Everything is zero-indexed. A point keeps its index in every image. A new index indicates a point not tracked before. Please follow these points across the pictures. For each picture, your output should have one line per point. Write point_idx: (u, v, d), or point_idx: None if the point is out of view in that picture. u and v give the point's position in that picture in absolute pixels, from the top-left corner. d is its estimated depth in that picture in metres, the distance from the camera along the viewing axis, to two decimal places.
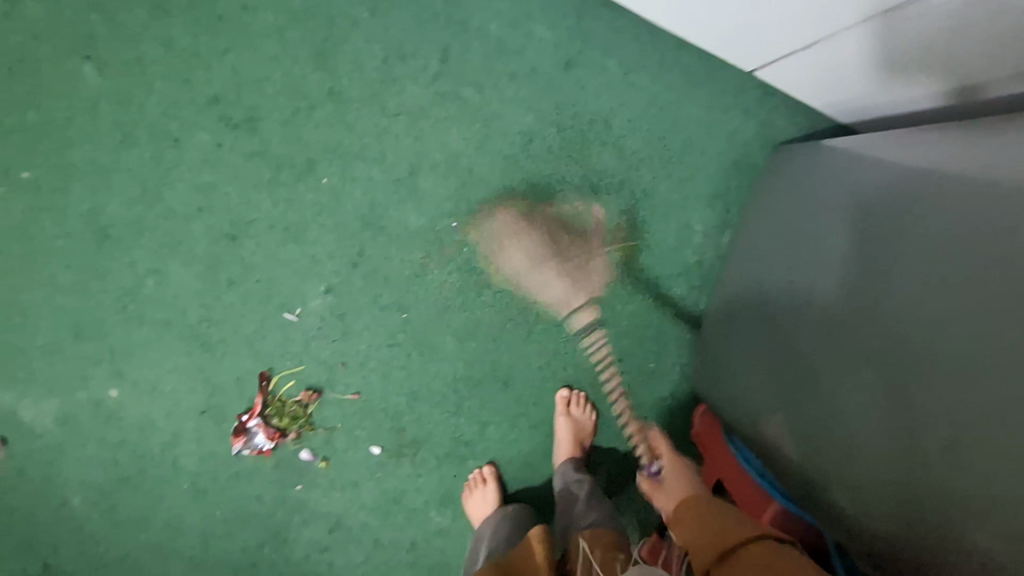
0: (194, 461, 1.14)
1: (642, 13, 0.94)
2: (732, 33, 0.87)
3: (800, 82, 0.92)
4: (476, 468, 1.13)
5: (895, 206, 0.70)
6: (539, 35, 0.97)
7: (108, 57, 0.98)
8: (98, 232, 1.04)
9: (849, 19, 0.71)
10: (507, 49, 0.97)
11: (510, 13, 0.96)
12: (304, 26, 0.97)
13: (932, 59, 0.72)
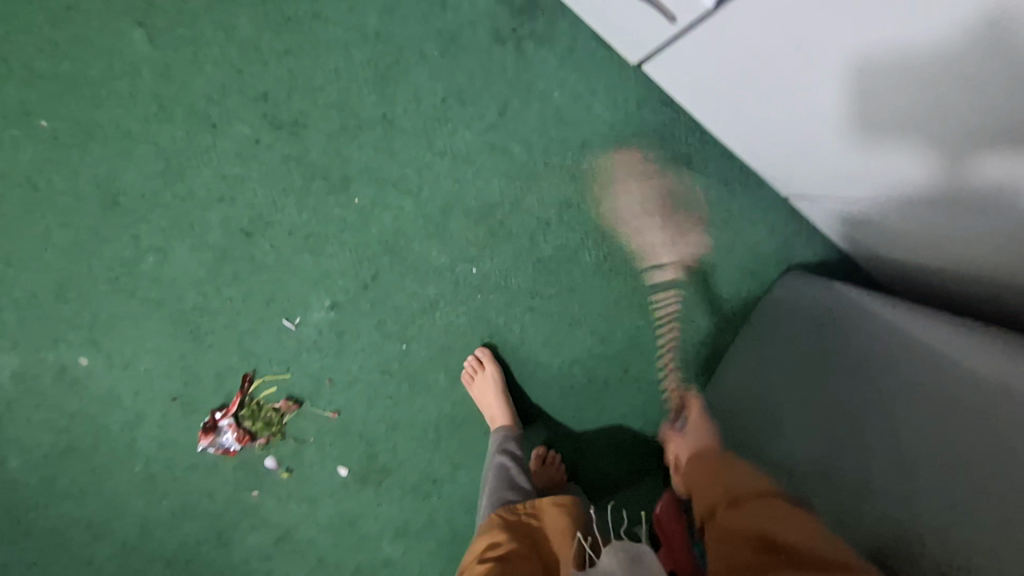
0: (155, 446, 1.11)
1: (679, 97, 0.96)
2: (749, 130, 0.90)
3: (824, 194, 0.91)
4: (468, 357, 1.08)
5: (874, 342, 0.78)
6: (597, 113, 0.99)
7: (161, 26, 0.93)
8: (107, 198, 0.99)
9: (823, 109, 0.71)
10: (565, 119, 0.99)
11: (576, 90, 0.98)
12: (373, 45, 0.94)
13: (919, 144, 0.66)
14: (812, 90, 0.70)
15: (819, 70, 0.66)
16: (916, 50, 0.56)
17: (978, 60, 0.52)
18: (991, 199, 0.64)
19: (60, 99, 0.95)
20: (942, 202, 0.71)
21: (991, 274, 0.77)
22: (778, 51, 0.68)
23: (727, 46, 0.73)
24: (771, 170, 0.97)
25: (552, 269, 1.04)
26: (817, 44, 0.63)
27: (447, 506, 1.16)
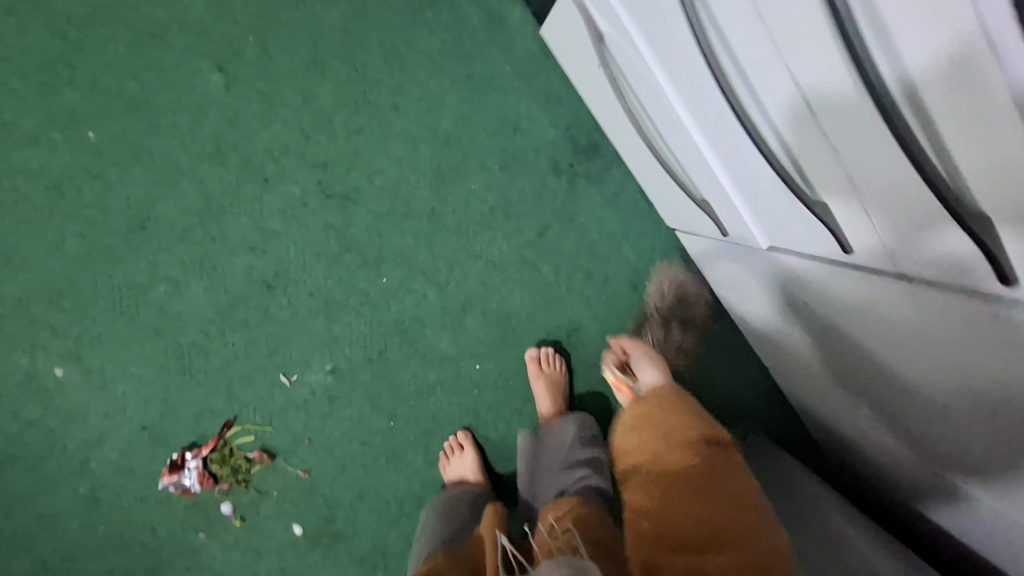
0: (108, 470, 1.07)
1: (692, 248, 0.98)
2: (760, 295, 0.83)
3: (804, 357, 0.81)
4: (449, 436, 1.10)
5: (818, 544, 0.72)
6: (626, 254, 1.04)
7: (240, 78, 0.94)
8: (134, 221, 0.97)
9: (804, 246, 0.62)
10: (597, 253, 1.04)
11: (612, 230, 1.03)
12: (440, 145, 0.98)
13: (880, 315, 0.57)
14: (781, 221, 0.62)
15: (778, 201, 0.59)
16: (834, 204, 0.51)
17: (846, 113, 0.41)
18: (946, 312, 0.48)
19: (113, 117, 0.93)
20: (917, 349, 0.54)
21: (962, 454, 0.58)
22: (736, 175, 0.63)
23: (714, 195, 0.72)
24: (753, 317, 0.92)
25: (536, 344, 1.06)
26: (752, 169, 0.59)
27: None
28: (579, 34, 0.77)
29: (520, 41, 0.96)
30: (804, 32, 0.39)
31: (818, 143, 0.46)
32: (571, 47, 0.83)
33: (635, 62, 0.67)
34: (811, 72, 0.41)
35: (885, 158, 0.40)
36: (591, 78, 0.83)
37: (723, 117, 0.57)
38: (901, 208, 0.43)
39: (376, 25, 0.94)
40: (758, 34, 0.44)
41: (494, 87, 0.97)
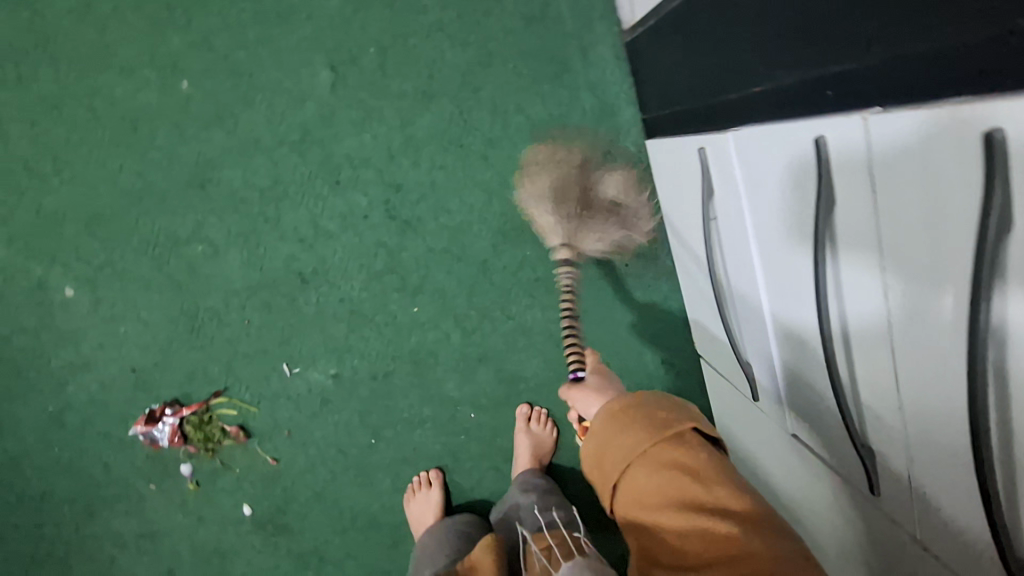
0: (83, 399, 1.06)
1: (711, 365, 1.00)
2: (761, 446, 0.87)
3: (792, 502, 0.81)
4: (420, 470, 1.13)
5: None
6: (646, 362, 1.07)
7: (348, 82, 0.94)
8: (196, 178, 0.97)
9: (821, 427, 0.65)
10: (620, 353, 1.06)
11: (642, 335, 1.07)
12: (511, 206, 1.00)
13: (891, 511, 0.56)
14: (811, 396, 0.65)
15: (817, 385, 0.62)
16: (873, 377, 0.51)
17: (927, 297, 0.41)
18: (935, 516, 0.49)
19: (213, 76, 0.93)
20: (895, 549, 0.59)
21: None
22: (785, 341, 0.66)
23: (758, 353, 0.74)
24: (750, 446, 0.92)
25: (528, 403, 1.10)
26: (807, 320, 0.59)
27: None
28: (692, 175, 0.77)
29: (621, 138, 0.97)
30: (911, 205, 0.40)
31: (880, 355, 0.49)
32: (677, 179, 0.83)
33: (722, 202, 0.69)
34: (898, 238, 0.42)
35: (942, 403, 0.43)
36: (677, 180, 0.83)
37: (790, 250, 0.58)
38: (935, 452, 0.46)
39: (494, 78, 0.95)
40: (854, 175, 0.45)
41: None
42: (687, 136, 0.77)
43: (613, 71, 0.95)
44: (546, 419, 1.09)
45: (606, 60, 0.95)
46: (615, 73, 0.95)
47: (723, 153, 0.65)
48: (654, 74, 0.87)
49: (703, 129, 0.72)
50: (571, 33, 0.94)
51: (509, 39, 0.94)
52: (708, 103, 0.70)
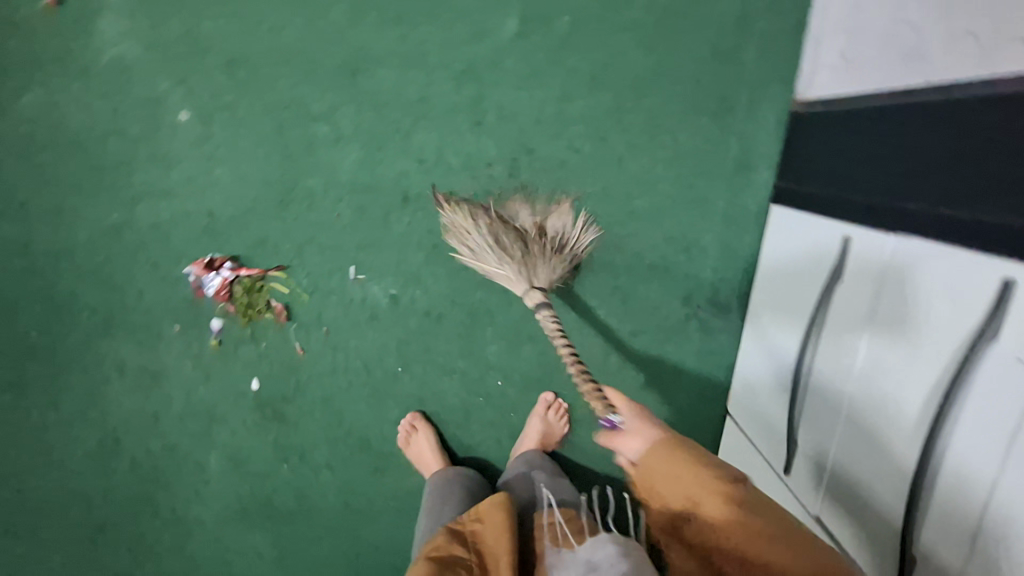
0: (148, 222, 1.05)
1: (741, 419, 1.07)
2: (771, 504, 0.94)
3: None
4: (423, 410, 1.16)
5: None
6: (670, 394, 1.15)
7: (531, 37, 0.95)
8: (352, 63, 0.97)
9: (855, 512, 0.72)
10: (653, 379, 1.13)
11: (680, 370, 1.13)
12: (622, 211, 1.03)
13: None
14: (852, 487, 0.73)
15: (867, 481, 0.70)
16: (953, 493, 0.57)
17: None
18: None
19: None
20: None
21: None
22: (853, 436, 0.73)
23: (811, 434, 0.82)
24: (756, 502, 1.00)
25: (552, 390, 1.15)
26: (896, 420, 0.65)
27: (287, 480, 1.22)
28: (819, 259, 0.83)
29: (748, 193, 1.02)
30: None
31: (971, 478, 0.55)
32: (800, 254, 0.90)
33: (851, 298, 0.76)
34: None
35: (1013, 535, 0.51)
36: (803, 248, 0.89)
37: (913, 358, 0.64)
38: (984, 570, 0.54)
39: (661, 91, 0.98)
40: None
41: (698, 208, 1.03)
42: (827, 219, 0.83)
43: (768, 131, 0.99)
44: (562, 407, 1.15)
45: (767, 117, 0.98)
46: (769, 133, 0.99)
47: (876, 257, 0.71)
48: (812, 150, 0.91)
49: (849, 219, 0.78)
50: (749, 80, 0.97)
51: (692, 62, 0.96)
52: (863, 196, 0.76)
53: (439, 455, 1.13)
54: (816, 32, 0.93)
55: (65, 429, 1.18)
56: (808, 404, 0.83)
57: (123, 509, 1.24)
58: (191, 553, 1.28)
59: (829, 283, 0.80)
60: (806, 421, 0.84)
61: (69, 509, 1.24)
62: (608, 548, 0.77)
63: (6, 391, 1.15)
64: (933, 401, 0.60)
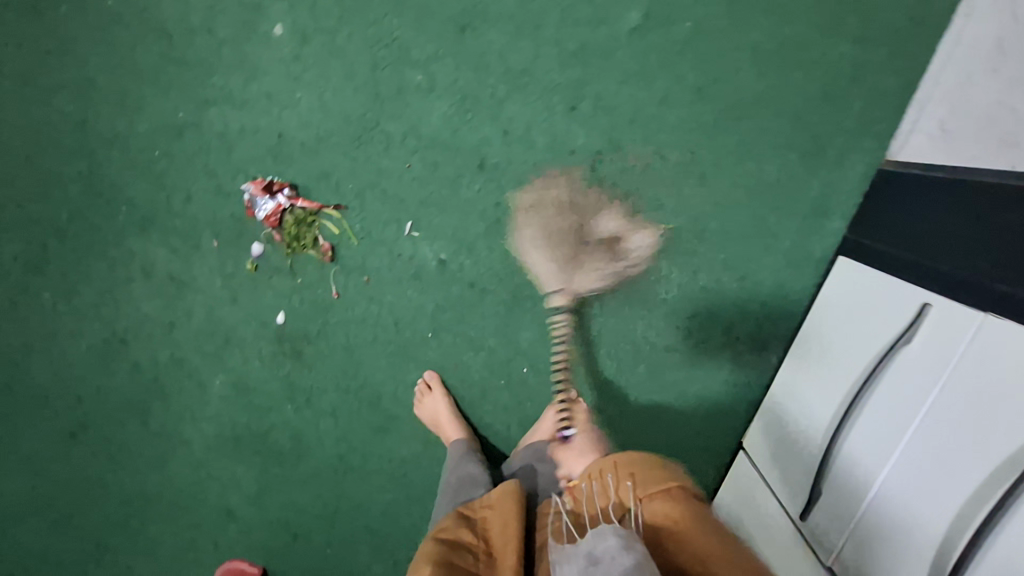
0: (215, 128, 1.02)
1: (754, 456, 1.07)
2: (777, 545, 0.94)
3: None
4: (443, 377, 1.14)
5: None
6: (690, 419, 1.14)
7: (646, 35, 0.95)
8: (463, 19, 0.96)
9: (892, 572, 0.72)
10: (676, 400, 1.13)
11: (705, 398, 1.13)
12: (690, 228, 1.04)
13: None
14: (886, 545, 0.74)
15: (914, 544, 0.70)
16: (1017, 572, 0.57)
17: None
18: None
19: None
20: None
21: None
22: (895, 497, 0.74)
23: (842, 487, 0.83)
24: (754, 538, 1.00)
25: (574, 390, 1.14)
26: (961, 490, 0.66)
27: (288, 419, 1.19)
28: (883, 318, 0.84)
29: (814, 239, 1.03)
30: None
31: None
32: (859, 309, 0.91)
33: (916, 363, 0.77)
34: None
35: None
36: (869, 303, 0.89)
37: (991, 432, 0.64)
38: None
39: (758, 119, 0.98)
40: None
41: (763, 242, 1.04)
42: (900, 280, 0.84)
43: (851, 183, 1.00)
44: (582, 407, 1.13)
45: (853, 169, 0.99)
46: (851, 184, 1.00)
47: (958, 329, 0.72)
48: (895, 211, 0.92)
49: (937, 287, 0.78)
50: (845, 129, 0.98)
51: (795, 99, 0.97)
52: (960, 268, 0.76)
53: (456, 415, 1.12)
54: (921, 98, 0.94)
55: (73, 319, 1.14)
56: (850, 456, 0.84)
57: (113, 412, 1.20)
58: (170, 471, 1.25)
59: (892, 344, 0.81)
60: (838, 473, 0.85)
61: (57, 401, 1.20)
62: (610, 539, 0.69)
63: (22, 266, 1.10)
64: (1007, 480, 0.61)
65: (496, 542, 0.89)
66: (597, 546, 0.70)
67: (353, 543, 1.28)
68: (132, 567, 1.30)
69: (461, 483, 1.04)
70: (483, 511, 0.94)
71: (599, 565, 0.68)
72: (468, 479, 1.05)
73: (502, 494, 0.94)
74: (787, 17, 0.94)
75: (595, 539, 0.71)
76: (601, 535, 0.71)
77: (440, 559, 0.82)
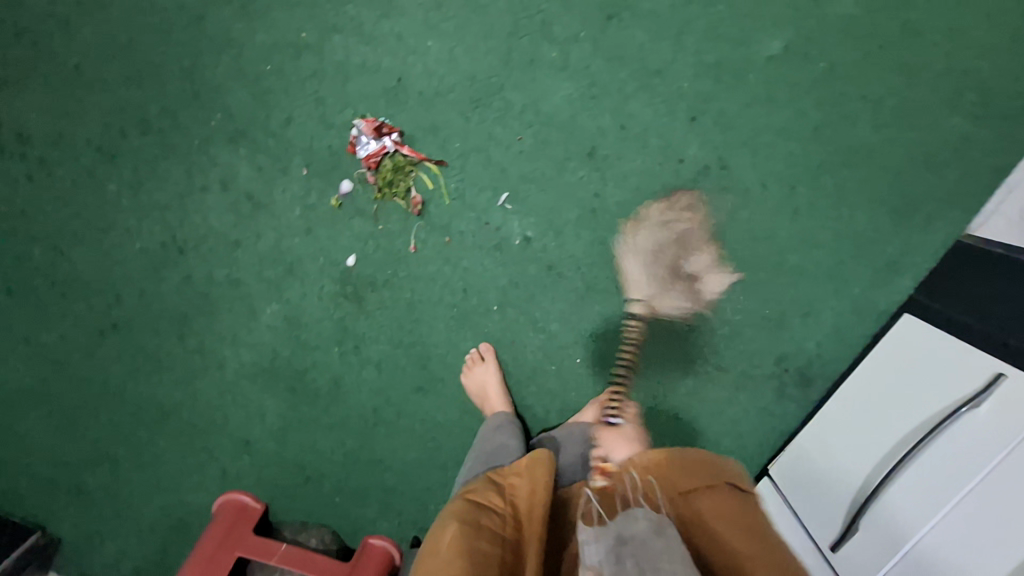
0: (336, 57, 1.00)
1: (779, 485, 1.08)
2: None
3: None
4: (499, 352, 1.14)
5: None
6: (726, 442, 1.16)
7: (778, 65, 0.99)
8: (612, 9, 0.98)
9: None
10: (716, 420, 1.15)
11: (744, 424, 1.15)
12: (771, 257, 1.07)
13: None
14: None
15: None
16: None
17: None
18: None
19: None
20: None
21: None
22: (951, 550, 0.77)
23: (879, 532, 0.87)
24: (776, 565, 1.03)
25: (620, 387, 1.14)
26: None
27: (330, 361, 1.17)
28: (948, 382, 0.86)
29: (884, 293, 1.07)
30: None
31: None
32: (919, 366, 0.93)
33: (983, 430, 0.78)
34: None
35: None
36: (934, 364, 0.90)
37: None
38: None
39: (861, 167, 1.02)
40: None
41: (836, 285, 1.08)
42: (970, 348, 0.85)
43: (930, 248, 1.05)
44: (624, 403, 1.13)
45: (934, 236, 1.04)
46: (927, 250, 1.05)
47: None
48: (970, 283, 0.95)
49: (1010, 360, 0.80)
50: (937, 197, 1.02)
51: (900, 157, 1.01)
52: None
53: (502, 388, 1.12)
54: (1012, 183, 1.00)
55: (132, 218, 1.09)
56: (897, 505, 0.85)
57: (149, 320, 1.16)
58: (194, 391, 1.20)
59: (956, 408, 0.83)
60: (875, 518, 0.88)
61: (93, 297, 1.14)
62: (642, 522, 0.68)
63: (95, 152, 1.06)
64: None
65: (524, 513, 0.79)
66: (627, 528, 0.67)
67: (361, 500, 1.26)
68: (129, 481, 1.25)
69: (492, 450, 1.03)
70: (512, 477, 0.84)
71: (628, 546, 0.65)
72: (499, 450, 1.03)
73: (532, 461, 0.83)
74: (911, 79, 0.99)
75: (624, 521, 0.69)
76: (631, 518, 0.69)
77: (464, 527, 0.73)
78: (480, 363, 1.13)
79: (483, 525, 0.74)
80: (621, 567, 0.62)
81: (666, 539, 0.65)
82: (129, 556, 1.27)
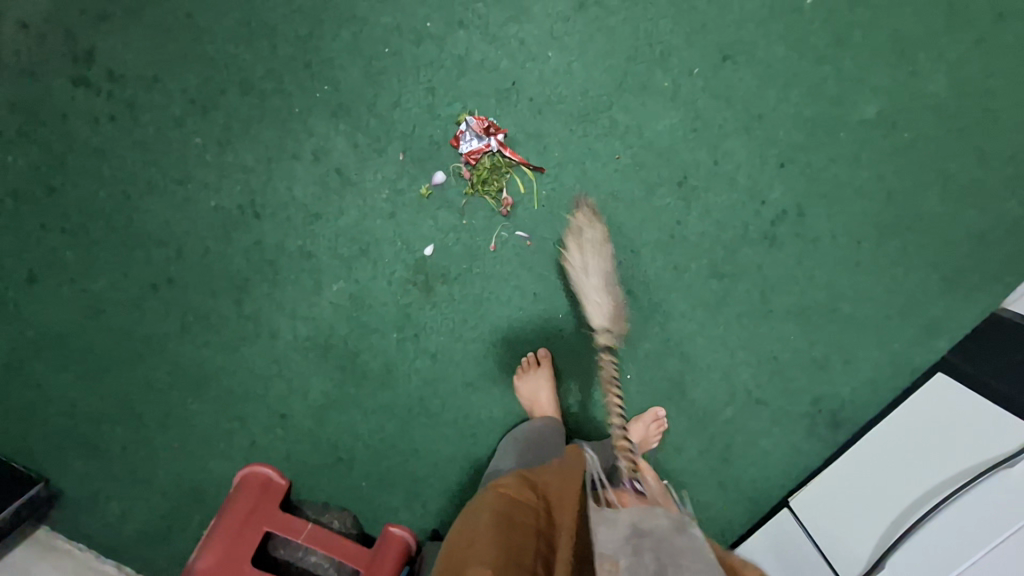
0: (457, 51, 1.06)
1: (799, 518, 1.10)
2: None
3: None
4: (557, 355, 1.15)
5: None
6: (760, 476, 1.18)
7: (863, 126, 1.08)
8: (725, 53, 1.06)
9: None
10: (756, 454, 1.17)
11: (780, 460, 1.17)
12: (828, 301, 1.13)
13: None
14: None
15: None
16: None
17: None
18: None
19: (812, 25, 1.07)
20: None
21: None
22: None
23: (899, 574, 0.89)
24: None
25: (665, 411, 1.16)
26: None
27: (386, 347, 1.14)
28: (974, 434, 0.91)
29: (926, 352, 1.14)
30: None
31: None
32: (945, 420, 0.98)
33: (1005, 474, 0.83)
34: None
35: None
36: (957, 415, 0.96)
37: None
38: None
39: (922, 231, 1.10)
40: None
41: (885, 338, 1.14)
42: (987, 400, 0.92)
43: (971, 317, 1.12)
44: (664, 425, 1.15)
45: (974, 306, 1.12)
46: (965, 318, 1.12)
47: None
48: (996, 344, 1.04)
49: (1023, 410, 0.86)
50: (983, 270, 1.11)
51: (956, 228, 1.10)
52: None
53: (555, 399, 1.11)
54: None
55: (216, 174, 1.09)
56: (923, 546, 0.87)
57: (204, 277, 1.12)
58: (238, 359, 1.14)
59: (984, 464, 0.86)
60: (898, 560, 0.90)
61: (152, 248, 1.11)
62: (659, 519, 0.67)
63: (190, 102, 1.07)
64: None
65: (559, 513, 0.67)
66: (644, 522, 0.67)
67: (381, 497, 1.17)
68: (149, 441, 1.14)
69: (531, 443, 1.03)
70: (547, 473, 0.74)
71: (647, 539, 0.65)
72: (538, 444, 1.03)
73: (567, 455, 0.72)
74: (981, 160, 1.08)
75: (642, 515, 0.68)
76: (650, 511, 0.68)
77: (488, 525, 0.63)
78: (535, 369, 1.13)
79: (514, 520, 0.65)
80: (639, 561, 0.63)
81: (687, 538, 0.65)
82: (125, 519, 1.14)
